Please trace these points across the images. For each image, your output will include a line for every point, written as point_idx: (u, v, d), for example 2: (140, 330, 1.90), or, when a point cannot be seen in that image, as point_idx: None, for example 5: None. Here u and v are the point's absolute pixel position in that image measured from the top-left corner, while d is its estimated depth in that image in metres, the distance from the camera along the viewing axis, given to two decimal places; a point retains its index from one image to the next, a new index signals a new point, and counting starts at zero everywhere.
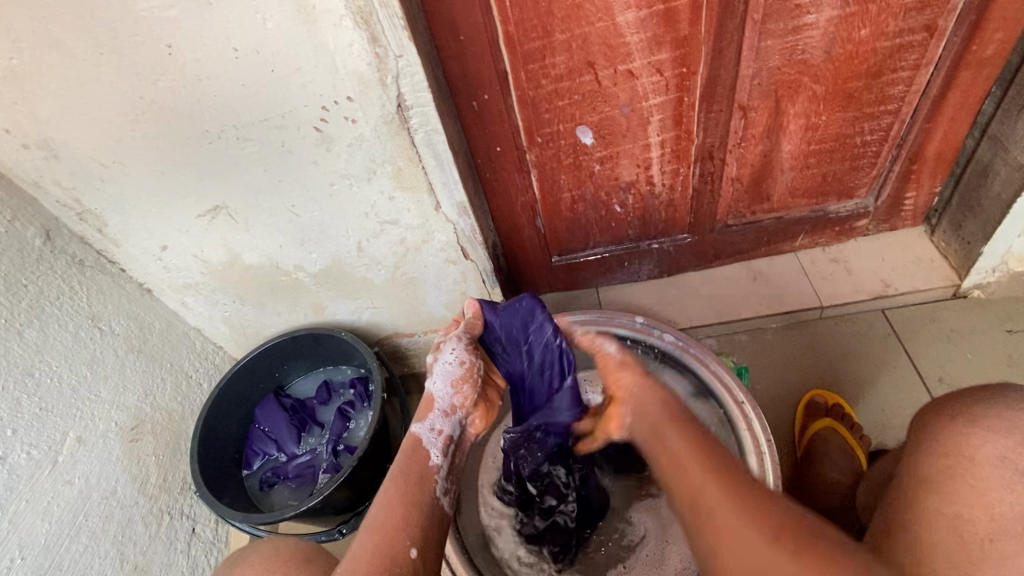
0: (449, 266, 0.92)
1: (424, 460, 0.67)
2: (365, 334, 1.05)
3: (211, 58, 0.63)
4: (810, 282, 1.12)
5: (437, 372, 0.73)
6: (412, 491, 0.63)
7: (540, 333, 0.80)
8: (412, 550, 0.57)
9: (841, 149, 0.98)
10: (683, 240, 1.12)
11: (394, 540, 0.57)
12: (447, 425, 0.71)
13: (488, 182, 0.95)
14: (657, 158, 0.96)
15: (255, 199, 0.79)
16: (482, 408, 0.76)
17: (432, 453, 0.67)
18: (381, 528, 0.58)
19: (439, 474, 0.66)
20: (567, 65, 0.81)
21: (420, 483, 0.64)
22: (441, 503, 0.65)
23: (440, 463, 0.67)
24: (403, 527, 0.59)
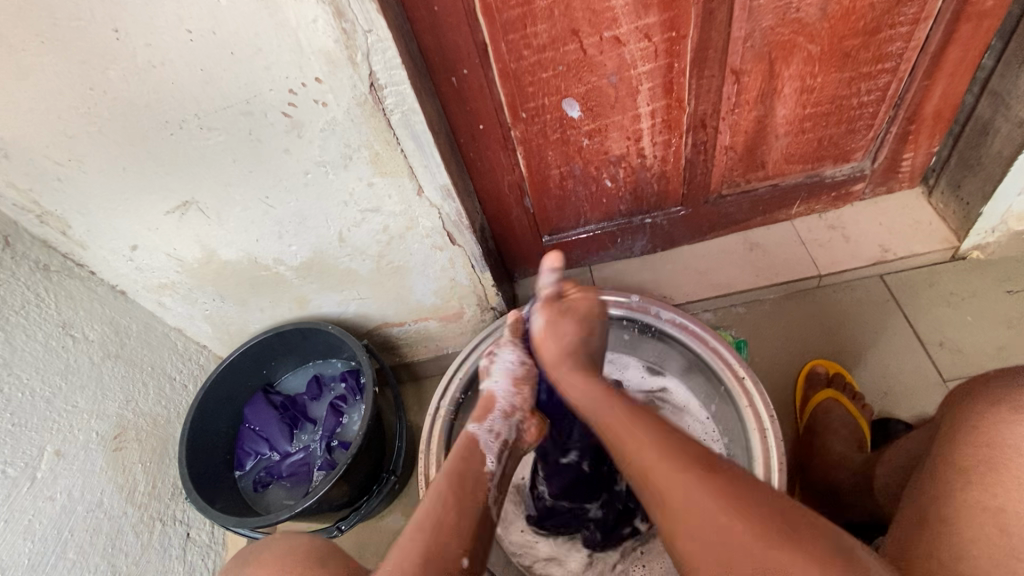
0: (437, 252, 0.89)
1: (479, 464, 0.68)
2: (353, 326, 1.02)
3: (163, 39, 0.58)
4: (807, 250, 1.10)
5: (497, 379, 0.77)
6: (465, 495, 0.64)
7: None
8: (464, 559, 0.58)
9: (837, 112, 0.94)
10: (677, 213, 1.09)
11: (447, 541, 0.58)
12: (506, 429, 0.73)
13: (471, 161, 0.91)
14: (648, 129, 0.92)
15: (227, 190, 0.74)
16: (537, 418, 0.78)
17: (488, 457, 0.69)
18: (439, 527, 0.59)
19: (493, 482, 0.67)
20: (550, 34, 0.76)
21: (473, 487, 0.65)
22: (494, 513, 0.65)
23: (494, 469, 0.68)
24: (461, 533, 0.60)
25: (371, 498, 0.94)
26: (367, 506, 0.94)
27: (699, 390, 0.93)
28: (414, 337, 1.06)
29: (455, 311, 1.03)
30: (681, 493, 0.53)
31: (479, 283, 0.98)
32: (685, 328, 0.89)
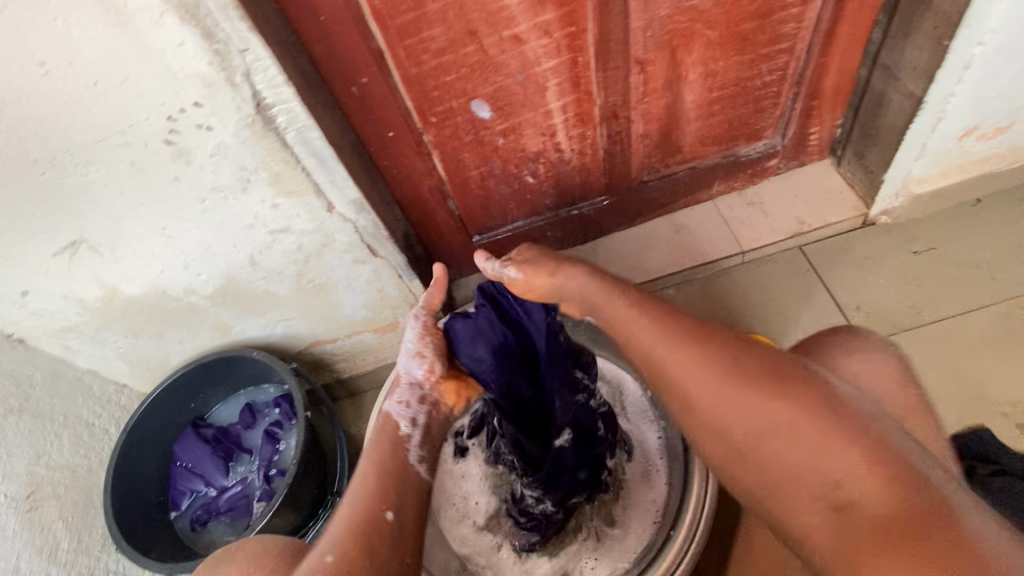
0: (358, 266, 0.87)
1: (394, 430, 0.76)
2: (283, 348, 0.99)
3: (12, 72, 0.53)
4: (729, 228, 1.13)
5: (403, 358, 0.81)
6: (387, 460, 0.72)
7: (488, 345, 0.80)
8: (388, 513, 0.66)
9: (742, 93, 0.96)
10: (602, 202, 1.10)
11: (374, 504, 0.66)
12: (412, 394, 0.80)
13: (387, 169, 0.88)
14: (561, 124, 0.92)
15: (118, 225, 0.70)
16: (450, 381, 0.82)
17: (402, 424, 0.77)
18: (364, 493, 0.67)
19: (411, 443, 0.76)
20: (447, 36, 0.74)
21: (393, 451, 0.74)
22: (416, 468, 0.74)
23: (410, 432, 0.76)
24: (382, 492, 0.68)
25: (317, 523, 0.91)
26: (313, 531, 0.92)
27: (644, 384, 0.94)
28: (349, 353, 1.04)
29: (388, 323, 1.01)
30: (774, 424, 0.50)
31: (409, 292, 0.96)
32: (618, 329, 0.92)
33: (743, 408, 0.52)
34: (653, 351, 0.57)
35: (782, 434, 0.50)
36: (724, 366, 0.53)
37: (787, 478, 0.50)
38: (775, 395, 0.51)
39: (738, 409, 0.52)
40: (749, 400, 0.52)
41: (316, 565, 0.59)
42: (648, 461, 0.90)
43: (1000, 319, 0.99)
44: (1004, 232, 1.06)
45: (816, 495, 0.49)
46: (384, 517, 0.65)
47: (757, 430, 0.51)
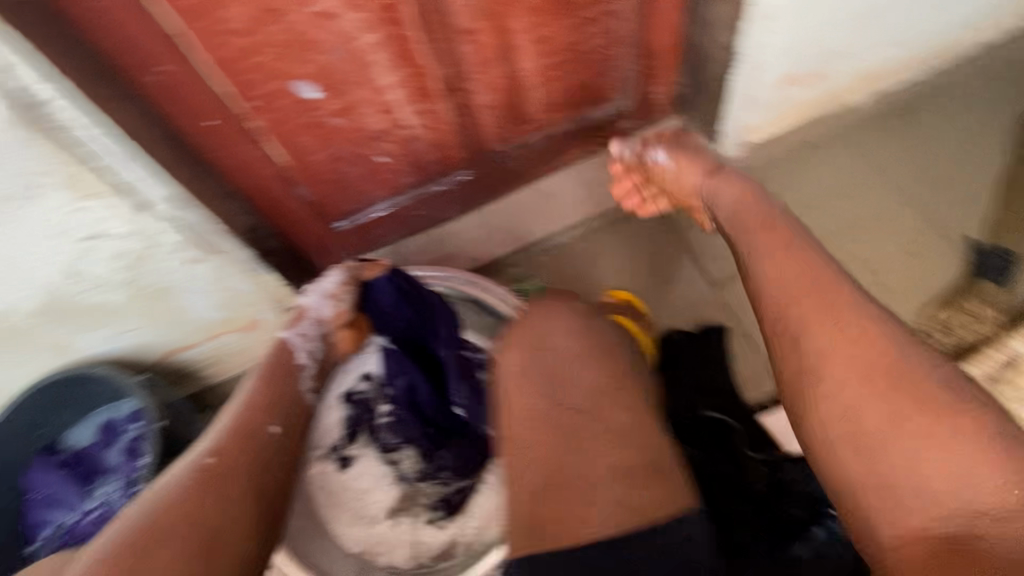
0: (197, 264, 0.83)
1: (289, 358, 0.84)
2: (138, 359, 0.95)
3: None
4: (590, 191, 1.18)
5: (317, 298, 0.88)
6: (277, 381, 0.81)
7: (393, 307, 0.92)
8: (274, 427, 0.76)
9: (577, 57, 0.98)
10: (463, 176, 1.10)
11: (254, 420, 0.74)
12: (315, 330, 0.88)
13: (219, 162, 0.85)
14: (399, 100, 0.91)
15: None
16: (349, 329, 0.93)
17: (299, 354, 0.85)
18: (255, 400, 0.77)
19: (303, 374, 0.85)
20: (247, 16, 0.71)
21: (285, 376, 0.82)
22: (307, 397, 0.84)
23: (304, 364, 0.85)
24: (263, 409, 0.76)
25: None
26: None
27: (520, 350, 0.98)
28: (215, 356, 1.01)
29: (250, 321, 0.99)
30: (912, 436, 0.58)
31: (265, 287, 0.94)
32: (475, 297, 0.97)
33: (881, 421, 0.59)
34: (823, 347, 0.65)
35: (912, 454, 0.57)
36: (895, 382, 0.61)
37: (902, 488, 0.56)
38: (929, 415, 0.58)
39: (558, 380, 0.76)
40: (903, 418, 0.59)
41: (198, 466, 0.67)
42: None
43: (832, 253, 1.09)
44: (835, 172, 1.14)
45: (601, 443, 0.70)
46: (265, 430, 0.74)
47: (882, 440, 0.59)
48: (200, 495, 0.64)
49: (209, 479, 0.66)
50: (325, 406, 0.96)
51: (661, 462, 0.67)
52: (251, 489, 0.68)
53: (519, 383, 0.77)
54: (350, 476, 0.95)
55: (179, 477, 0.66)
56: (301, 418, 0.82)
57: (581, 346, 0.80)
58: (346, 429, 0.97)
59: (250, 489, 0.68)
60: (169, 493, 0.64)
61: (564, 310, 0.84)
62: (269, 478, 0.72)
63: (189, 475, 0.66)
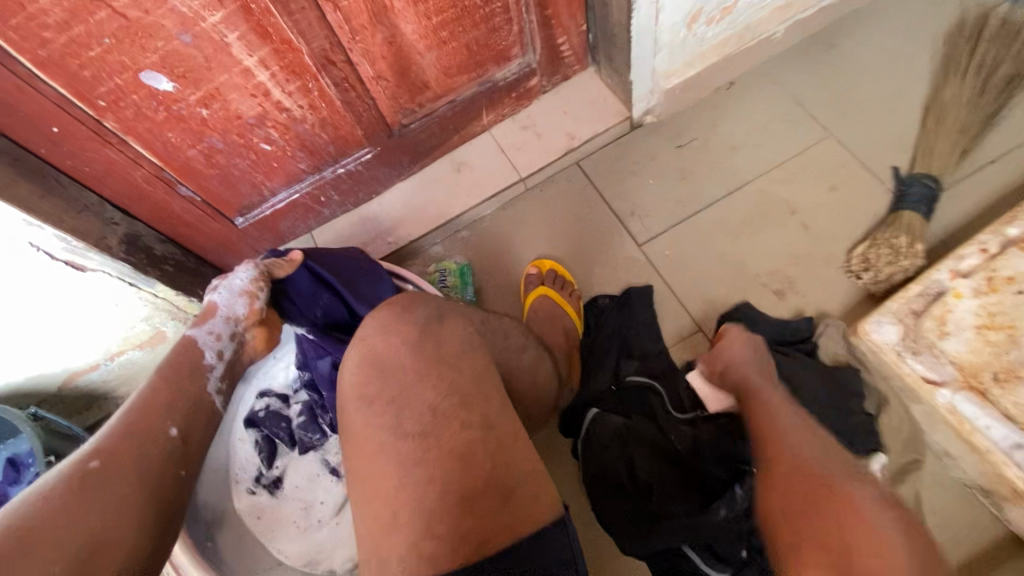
0: (65, 286, 0.78)
1: (196, 358, 0.73)
2: (35, 390, 0.89)
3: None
4: (506, 156, 1.11)
5: (228, 294, 0.78)
6: (179, 381, 0.70)
7: (308, 295, 0.87)
8: (173, 430, 0.65)
9: (466, 14, 0.90)
10: (365, 155, 1.03)
11: (154, 420, 0.64)
12: (227, 328, 0.77)
13: (76, 170, 0.77)
14: (270, 81, 0.83)
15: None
16: (262, 328, 0.82)
17: (206, 353, 0.74)
18: (151, 406, 0.66)
19: (212, 372, 0.74)
20: (61, 6, 0.62)
21: (191, 376, 0.71)
22: (213, 398, 0.73)
23: (213, 364, 0.74)
24: (164, 409, 0.66)
25: None
26: None
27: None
28: (123, 375, 0.96)
29: (152, 335, 0.93)
30: (815, 506, 0.59)
31: (157, 299, 0.88)
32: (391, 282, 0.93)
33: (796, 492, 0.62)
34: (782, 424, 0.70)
35: (807, 521, 0.59)
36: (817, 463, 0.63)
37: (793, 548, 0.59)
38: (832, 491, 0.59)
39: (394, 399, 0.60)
40: (807, 488, 0.61)
41: (80, 471, 0.57)
42: None
43: (756, 196, 1.05)
44: (758, 108, 1.10)
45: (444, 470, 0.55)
46: (165, 434, 0.64)
47: (791, 510, 0.61)
48: (71, 505, 0.54)
49: (86, 485, 0.56)
50: (230, 442, 0.91)
51: (511, 475, 0.55)
52: (144, 497, 0.58)
53: (356, 408, 0.61)
54: (282, 495, 0.90)
55: (51, 484, 0.56)
56: (210, 424, 0.71)
57: (424, 352, 0.62)
58: (262, 453, 0.91)
59: (136, 498, 0.58)
60: (39, 504, 0.54)
61: (414, 308, 0.66)
62: (167, 487, 0.61)
63: (66, 481, 0.56)
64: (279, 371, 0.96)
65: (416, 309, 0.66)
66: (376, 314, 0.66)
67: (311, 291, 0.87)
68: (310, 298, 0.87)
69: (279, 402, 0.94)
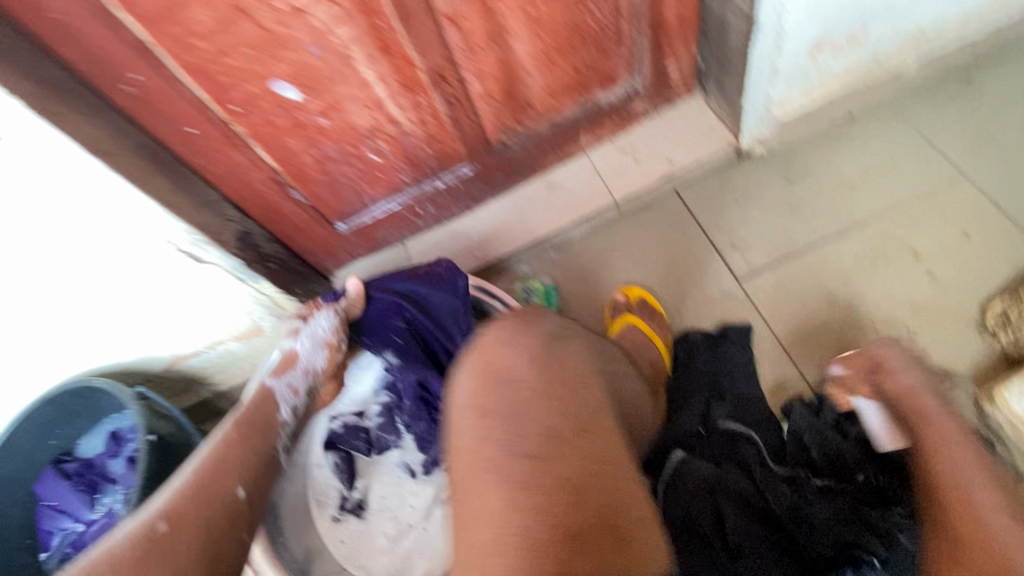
0: (182, 277, 0.82)
1: (270, 411, 0.78)
2: (142, 370, 0.95)
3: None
4: (603, 180, 1.09)
5: (309, 344, 0.82)
6: (249, 436, 0.74)
7: (383, 311, 0.88)
8: (239, 490, 0.69)
9: (579, 36, 0.90)
10: (464, 171, 1.05)
11: (219, 481, 0.67)
12: (302, 381, 0.83)
13: (204, 169, 0.83)
14: (386, 94, 0.86)
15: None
16: (333, 378, 0.88)
17: (281, 409, 0.79)
18: (218, 464, 0.69)
19: (281, 431, 0.79)
20: (212, 17, 0.68)
21: (263, 432, 0.76)
22: (278, 455, 0.78)
23: (286, 420, 0.80)
24: (228, 468, 0.69)
25: None
26: None
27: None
28: (220, 364, 1.00)
29: (249, 329, 0.97)
30: None
31: (259, 294, 0.92)
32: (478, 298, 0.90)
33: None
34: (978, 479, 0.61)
35: None
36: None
37: None
38: None
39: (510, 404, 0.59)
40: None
41: (148, 530, 0.60)
42: None
43: (875, 238, 0.96)
44: (881, 144, 1.02)
45: (548, 512, 0.53)
46: (230, 493, 0.67)
47: None
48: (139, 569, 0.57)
49: (155, 550, 0.59)
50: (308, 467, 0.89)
51: (625, 519, 0.55)
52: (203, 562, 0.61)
53: (471, 415, 0.60)
54: (368, 515, 0.88)
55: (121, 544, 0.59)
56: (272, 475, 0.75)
57: (548, 371, 0.61)
58: (343, 473, 0.90)
59: (199, 564, 0.61)
60: (109, 562, 0.57)
61: (536, 323, 0.66)
62: (225, 551, 0.64)
63: (136, 541, 0.59)
64: (357, 386, 0.94)
65: (543, 325, 0.66)
66: (503, 321, 0.67)
67: (385, 309, 0.88)
68: (384, 315, 0.88)
69: (353, 417, 0.93)
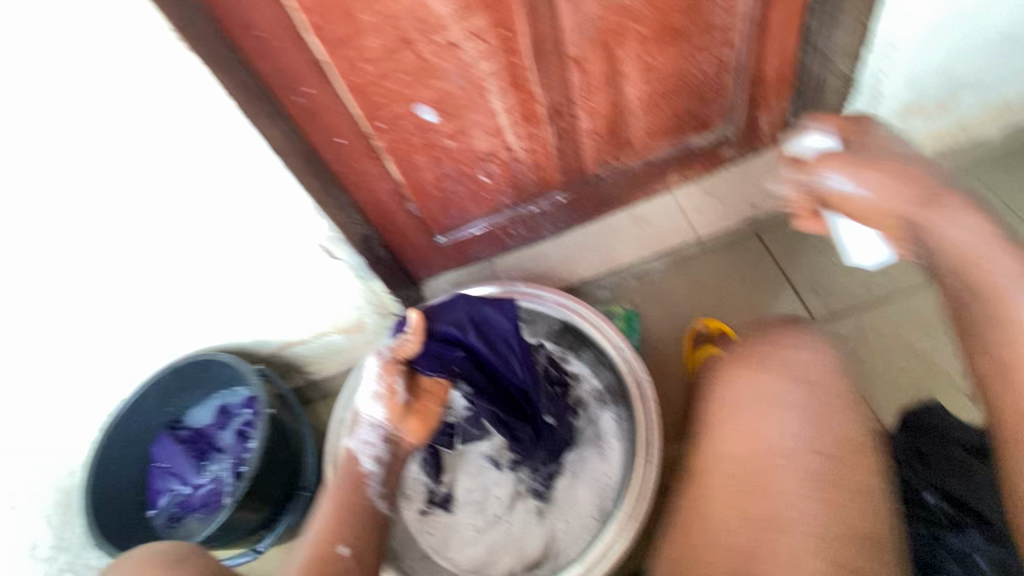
0: (314, 267, 0.92)
1: (355, 468, 0.65)
2: (254, 352, 1.04)
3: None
4: (687, 218, 1.16)
5: (366, 397, 0.70)
6: (354, 485, 0.63)
7: (434, 344, 0.76)
8: (343, 548, 0.57)
9: (684, 85, 1.00)
10: (559, 198, 1.14)
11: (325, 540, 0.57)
12: (377, 433, 0.69)
13: (342, 176, 0.93)
14: (507, 124, 0.96)
15: (81, 241, 0.74)
16: (412, 419, 0.71)
17: (362, 462, 0.66)
18: (334, 510, 0.60)
19: (369, 483, 0.64)
20: (382, 45, 0.78)
21: (355, 488, 0.63)
22: (376, 507, 0.63)
23: (370, 470, 0.65)
24: (348, 513, 0.60)
25: (285, 516, 0.95)
26: (283, 523, 0.95)
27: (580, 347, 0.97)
28: (320, 354, 1.09)
29: (354, 323, 1.05)
30: None
31: (371, 292, 1.01)
32: (569, 311, 0.95)
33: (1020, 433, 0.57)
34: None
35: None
36: None
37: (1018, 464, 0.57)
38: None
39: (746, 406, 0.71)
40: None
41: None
42: (593, 407, 0.97)
43: None
44: (959, 205, 1.07)
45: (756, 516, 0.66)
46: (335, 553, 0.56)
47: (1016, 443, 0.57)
48: None
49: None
50: None
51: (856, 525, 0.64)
52: None
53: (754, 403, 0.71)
54: (453, 511, 0.93)
55: None
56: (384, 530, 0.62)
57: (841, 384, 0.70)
58: (430, 470, 0.95)
59: None
60: None
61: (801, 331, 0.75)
62: None
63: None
64: None
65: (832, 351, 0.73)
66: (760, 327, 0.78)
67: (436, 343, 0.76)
68: (438, 349, 0.76)
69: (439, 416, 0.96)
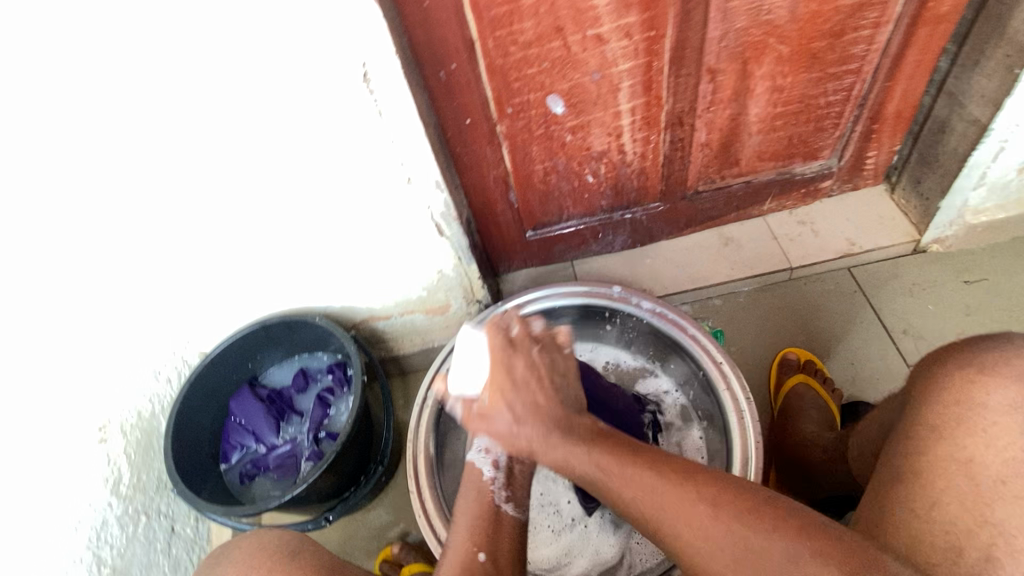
0: (423, 243, 0.91)
1: (479, 476, 0.64)
2: (339, 319, 1.03)
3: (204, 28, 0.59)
4: (779, 244, 1.15)
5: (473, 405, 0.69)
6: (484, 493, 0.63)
7: None
8: (481, 555, 0.57)
9: (806, 110, 0.99)
10: (655, 208, 1.13)
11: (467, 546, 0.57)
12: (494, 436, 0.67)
13: (459, 156, 0.93)
14: (628, 125, 0.96)
15: (235, 186, 0.75)
16: None
17: (483, 468, 0.64)
18: (474, 515, 0.61)
19: (495, 485, 0.62)
20: (535, 30, 0.79)
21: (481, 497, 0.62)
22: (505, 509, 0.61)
23: (493, 475, 0.63)
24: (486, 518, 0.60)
25: (356, 490, 0.94)
26: (354, 496, 0.94)
27: (662, 360, 1.00)
28: (401, 331, 1.08)
29: (441, 305, 1.04)
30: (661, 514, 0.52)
31: (465, 276, 1.00)
32: (665, 319, 0.94)
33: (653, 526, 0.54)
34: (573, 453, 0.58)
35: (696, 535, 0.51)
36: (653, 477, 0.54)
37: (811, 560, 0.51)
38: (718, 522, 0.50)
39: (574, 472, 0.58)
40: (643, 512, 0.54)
41: None
42: (677, 419, 0.99)
43: None
44: (1014, 275, 1.07)
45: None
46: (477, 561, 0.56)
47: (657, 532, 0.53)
48: None
49: None
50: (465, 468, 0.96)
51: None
52: None
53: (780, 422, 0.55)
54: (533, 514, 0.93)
55: None
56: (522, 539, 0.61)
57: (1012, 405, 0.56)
58: None
59: None
60: None
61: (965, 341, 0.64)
62: None
63: None
64: None
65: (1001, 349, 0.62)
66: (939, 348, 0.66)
67: None
68: None
69: None
